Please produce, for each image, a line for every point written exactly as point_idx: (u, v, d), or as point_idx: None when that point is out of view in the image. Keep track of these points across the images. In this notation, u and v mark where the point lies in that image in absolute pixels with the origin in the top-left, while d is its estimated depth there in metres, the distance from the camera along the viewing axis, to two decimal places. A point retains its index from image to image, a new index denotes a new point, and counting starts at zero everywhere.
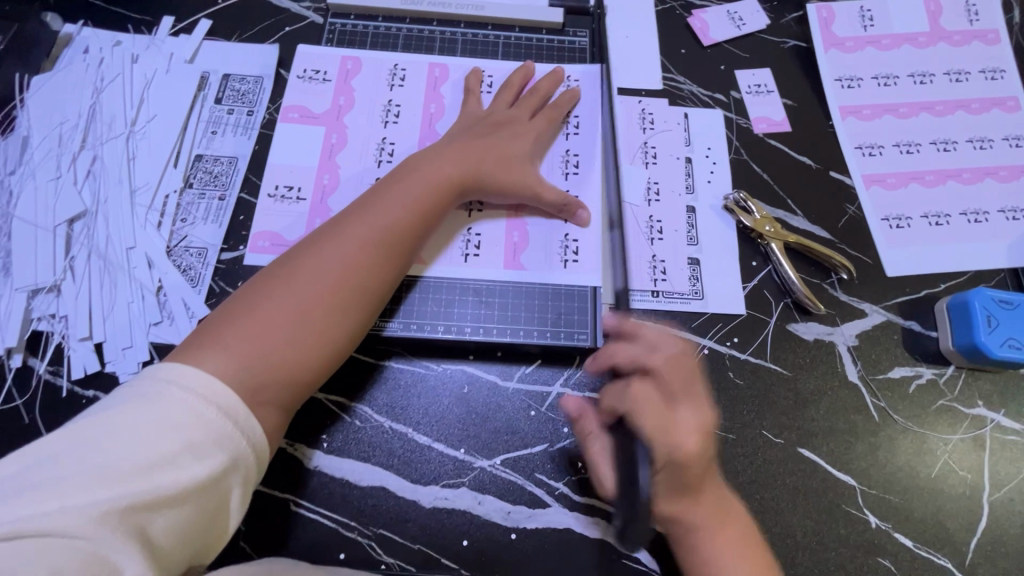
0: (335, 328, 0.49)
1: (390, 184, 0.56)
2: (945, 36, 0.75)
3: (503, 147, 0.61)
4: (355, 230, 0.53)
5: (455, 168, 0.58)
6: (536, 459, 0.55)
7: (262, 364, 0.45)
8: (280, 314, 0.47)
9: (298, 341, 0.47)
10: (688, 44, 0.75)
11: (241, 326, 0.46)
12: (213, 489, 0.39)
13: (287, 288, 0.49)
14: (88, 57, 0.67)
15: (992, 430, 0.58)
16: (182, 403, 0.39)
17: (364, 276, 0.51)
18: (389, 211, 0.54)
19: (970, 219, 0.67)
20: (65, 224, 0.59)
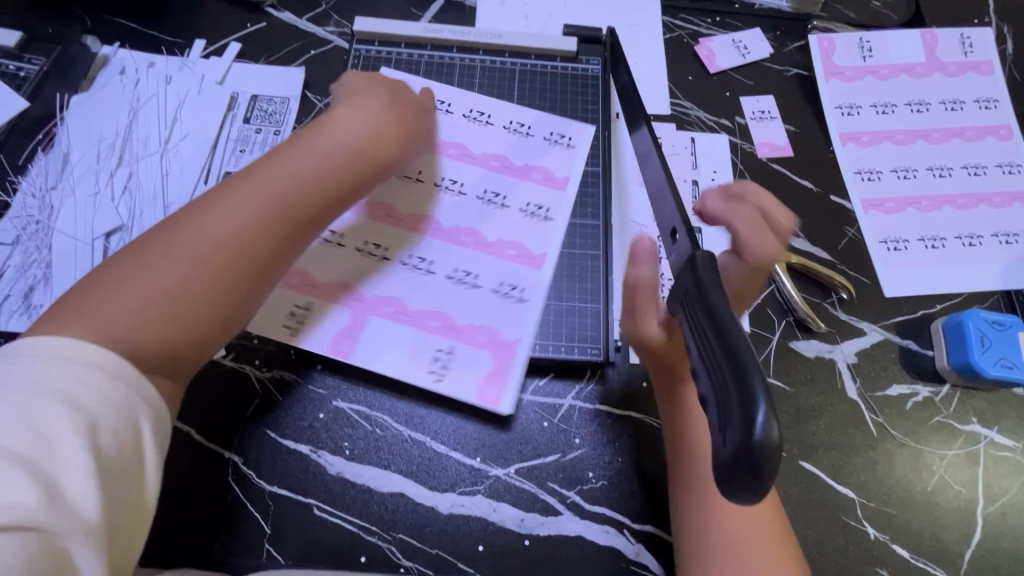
0: (225, 299, 0.46)
1: (294, 145, 0.52)
2: (941, 67, 0.79)
3: (437, 121, 0.60)
4: (251, 191, 0.49)
5: (385, 137, 0.55)
6: (549, 468, 0.58)
7: (132, 333, 0.42)
8: (157, 282, 0.44)
9: (179, 310, 0.44)
10: (695, 71, 0.79)
11: (111, 294, 0.43)
12: (125, 445, 0.39)
13: (169, 253, 0.45)
14: (124, 77, 0.71)
15: (986, 446, 0.61)
16: (63, 371, 0.39)
17: (258, 243, 0.47)
18: (288, 172, 0.50)
19: (965, 243, 0.70)
20: (102, 237, 0.62)
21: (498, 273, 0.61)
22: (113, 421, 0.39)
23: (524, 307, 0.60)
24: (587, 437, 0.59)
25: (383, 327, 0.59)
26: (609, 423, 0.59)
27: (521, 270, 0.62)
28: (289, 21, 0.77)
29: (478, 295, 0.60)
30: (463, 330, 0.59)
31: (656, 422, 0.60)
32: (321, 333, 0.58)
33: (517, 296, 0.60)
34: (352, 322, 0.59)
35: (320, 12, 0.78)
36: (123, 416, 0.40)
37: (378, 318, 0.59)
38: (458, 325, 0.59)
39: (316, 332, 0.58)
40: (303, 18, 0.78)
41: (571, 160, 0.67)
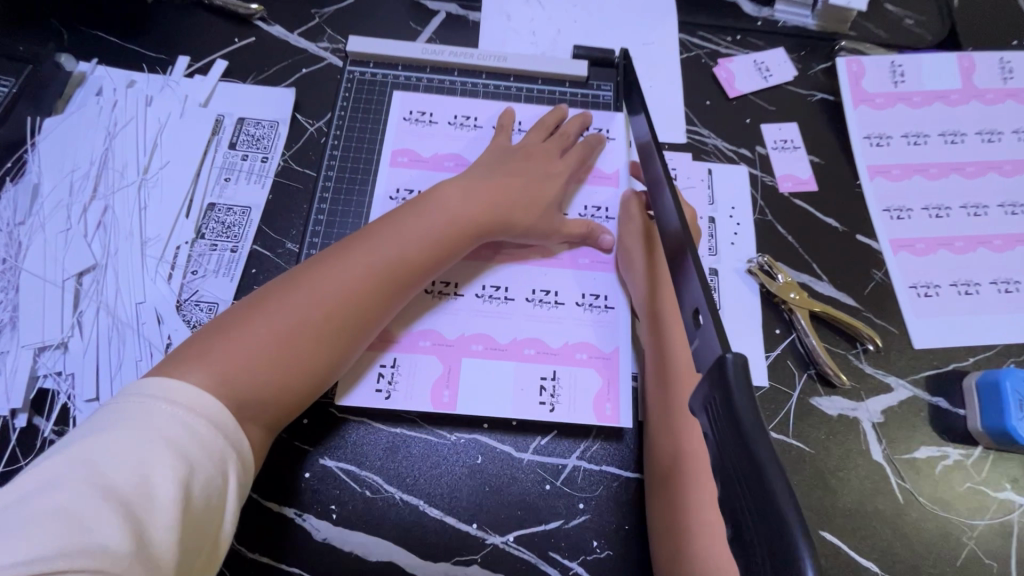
0: (319, 354, 0.51)
1: (404, 216, 0.57)
2: (978, 94, 0.73)
3: (534, 185, 0.61)
4: (360, 258, 0.54)
5: (478, 208, 0.58)
6: (551, 537, 0.54)
7: (238, 382, 0.47)
8: (268, 335, 0.50)
9: (279, 363, 0.49)
10: (714, 95, 0.73)
11: (228, 342, 0.49)
12: (212, 497, 0.43)
13: (279, 307, 0.51)
14: (101, 99, 0.66)
15: (1020, 515, 0.57)
16: (173, 416, 0.43)
17: (356, 306, 0.53)
18: (393, 244, 0.55)
19: (1000, 289, 0.65)
20: (74, 277, 0.58)
21: (577, 284, 0.62)
22: (209, 472, 0.43)
23: (609, 316, 0.60)
24: (592, 502, 0.55)
25: (475, 370, 0.58)
26: (616, 487, 0.55)
27: (601, 277, 0.62)
28: (280, 36, 0.72)
29: (563, 312, 0.60)
30: (559, 352, 0.59)
31: None
32: (417, 382, 0.57)
33: (602, 305, 0.61)
34: (446, 369, 0.58)
35: (313, 27, 0.73)
36: (216, 467, 0.43)
37: (472, 359, 0.58)
38: (553, 349, 0.59)
39: (411, 381, 0.57)
40: (295, 32, 0.73)
41: (616, 154, 0.67)
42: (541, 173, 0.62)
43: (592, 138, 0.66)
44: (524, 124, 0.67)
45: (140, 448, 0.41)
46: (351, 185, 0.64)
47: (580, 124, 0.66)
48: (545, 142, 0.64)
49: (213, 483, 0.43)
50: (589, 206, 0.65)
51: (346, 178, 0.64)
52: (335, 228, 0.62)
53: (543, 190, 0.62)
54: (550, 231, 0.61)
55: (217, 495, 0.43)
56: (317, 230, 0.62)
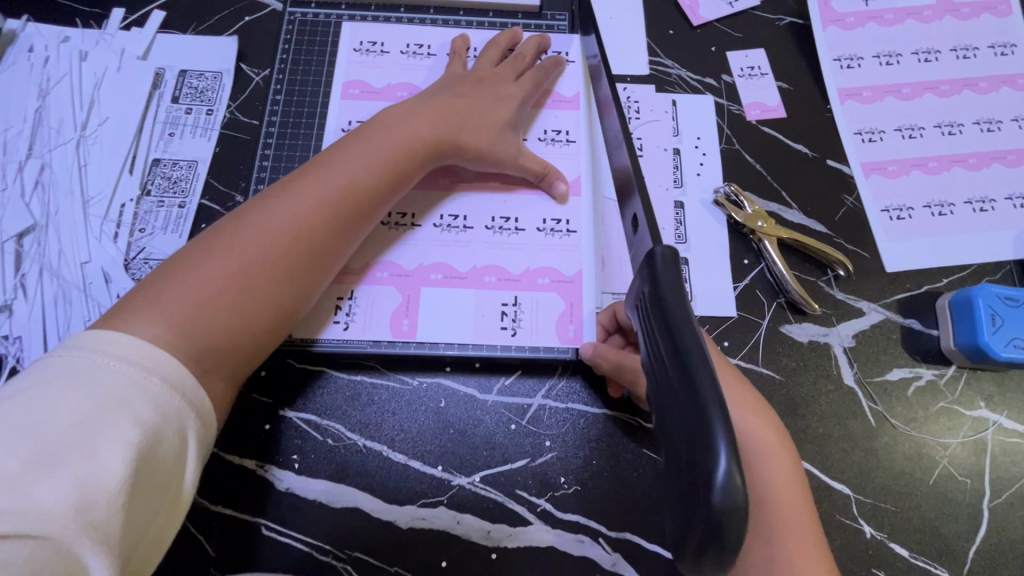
0: (283, 293, 0.47)
1: (356, 140, 0.53)
2: (952, 9, 0.70)
3: (483, 110, 0.58)
4: (312, 188, 0.50)
5: (428, 129, 0.54)
6: (518, 475, 0.53)
7: (201, 329, 0.42)
8: (221, 277, 0.45)
9: (244, 305, 0.45)
10: (677, 23, 0.70)
11: (177, 288, 0.43)
12: (170, 458, 0.37)
13: (231, 246, 0.46)
14: (33, 56, 0.63)
15: (994, 433, 0.56)
16: (118, 374, 0.37)
17: (321, 238, 0.49)
18: (351, 169, 0.51)
19: (975, 208, 0.63)
20: (14, 239, 0.56)
21: (539, 210, 0.59)
22: (164, 432, 0.37)
23: (573, 240, 0.58)
24: (559, 440, 0.54)
25: (436, 297, 0.56)
26: (584, 423, 0.54)
27: (563, 202, 0.59)
28: None
29: (524, 239, 0.58)
30: (521, 279, 0.57)
31: (633, 420, 0.55)
32: (375, 311, 0.56)
33: (563, 231, 0.58)
34: (405, 299, 0.56)
35: None
36: (172, 427, 0.38)
37: (433, 287, 0.56)
38: (514, 276, 0.57)
39: (369, 312, 0.56)
40: None
41: (576, 78, 0.64)
42: (491, 97, 0.58)
43: (547, 61, 0.62)
44: (478, 51, 0.64)
45: (77, 405, 0.35)
46: (296, 129, 0.61)
47: (535, 46, 0.63)
48: (498, 66, 0.61)
49: (169, 445, 0.37)
50: (548, 130, 0.62)
51: (291, 122, 0.61)
52: (281, 175, 0.59)
53: (495, 114, 0.58)
54: (511, 159, 0.58)
55: (175, 458, 0.38)
56: (263, 178, 0.59)
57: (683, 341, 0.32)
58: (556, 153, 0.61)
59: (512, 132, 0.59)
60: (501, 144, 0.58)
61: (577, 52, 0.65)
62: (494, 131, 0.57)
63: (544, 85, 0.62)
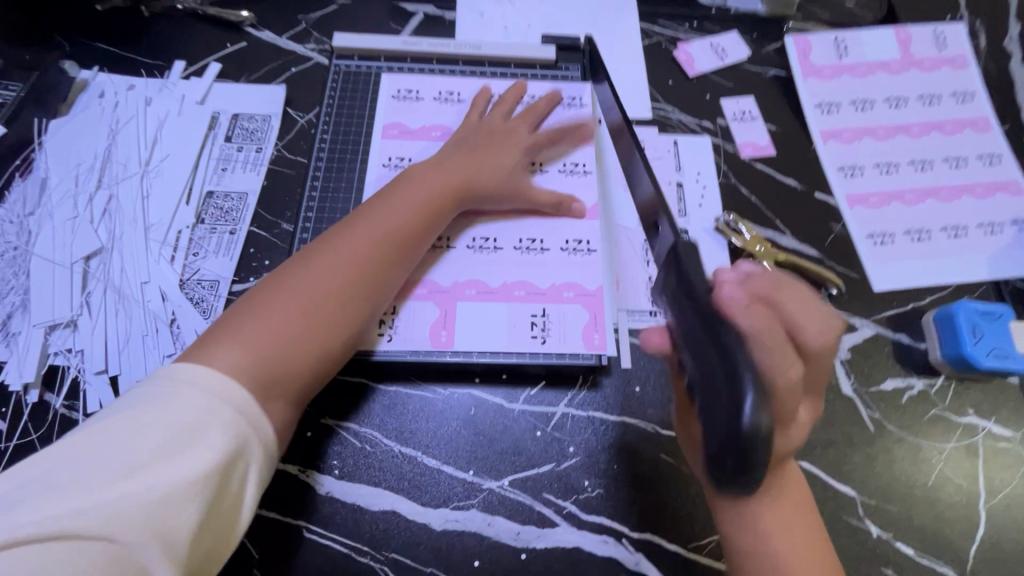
0: (342, 326, 0.52)
1: (397, 188, 0.60)
2: (917, 63, 0.80)
3: (496, 155, 0.65)
4: (364, 232, 0.56)
5: (454, 176, 0.62)
6: (544, 479, 0.56)
7: (275, 356, 0.48)
8: (289, 313, 0.50)
9: (308, 339, 0.50)
10: (675, 75, 0.79)
11: (252, 324, 0.48)
12: (237, 490, 0.42)
13: (296, 285, 0.51)
14: (104, 101, 0.70)
15: (984, 437, 0.60)
16: (197, 402, 0.41)
17: (373, 274, 0.55)
18: (397, 215, 0.57)
19: (950, 234, 0.70)
20: (82, 260, 0.62)
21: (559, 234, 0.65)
22: (237, 463, 0.42)
23: (591, 263, 0.64)
24: (581, 445, 0.58)
25: (473, 309, 0.61)
26: (605, 430, 0.58)
27: (580, 223, 0.66)
28: (269, 40, 0.77)
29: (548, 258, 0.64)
30: (547, 293, 0.62)
31: (649, 427, 0.59)
32: (411, 319, 0.60)
33: (582, 253, 0.64)
34: (443, 312, 0.61)
35: (300, 31, 0.78)
36: (239, 456, 0.42)
37: (470, 300, 0.62)
38: (541, 290, 0.62)
39: (410, 324, 0.60)
40: (283, 36, 0.78)
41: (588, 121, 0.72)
42: (503, 144, 0.66)
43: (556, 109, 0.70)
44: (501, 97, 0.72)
45: (163, 430, 0.40)
46: (340, 165, 0.68)
47: (547, 100, 0.71)
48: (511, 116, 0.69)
49: (236, 469, 0.41)
50: (566, 162, 0.69)
51: (335, 159, 0.68)
52: (326, 205, 0.66)
53: (516, 156, 0.66)
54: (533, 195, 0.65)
55: (240, 481, 0.42)
56: (310, 208, 0.66)
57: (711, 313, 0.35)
58: (573, 182, 0.68)
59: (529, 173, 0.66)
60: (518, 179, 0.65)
61: (586, 99, 0.73)
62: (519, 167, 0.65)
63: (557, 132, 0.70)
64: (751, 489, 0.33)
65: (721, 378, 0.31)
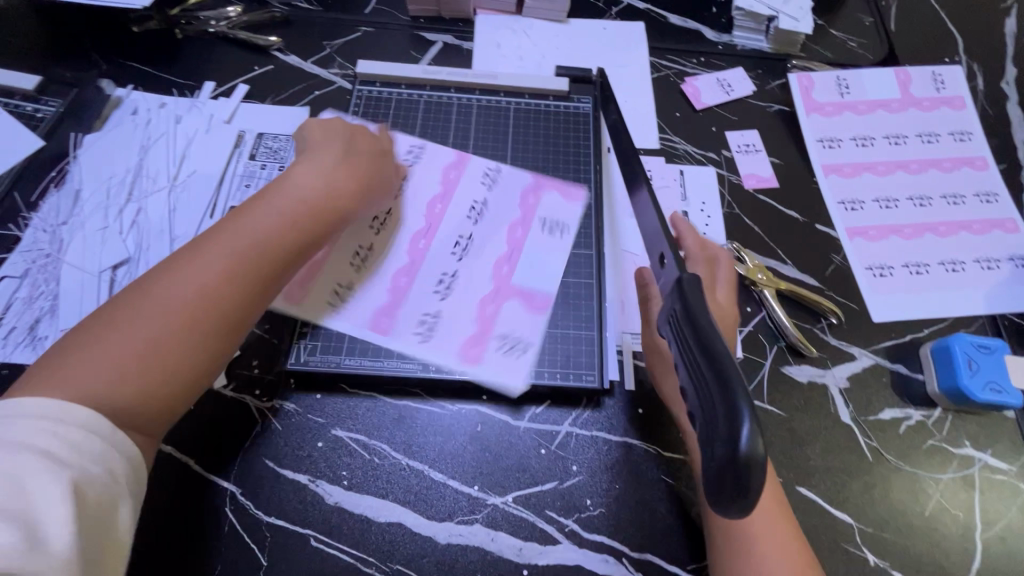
0: (197, 355, 0.47)
1: (258, 202, 0.55)
2: (916, 102, 0.83)
3: (376, 176, 0.63)
4: (214, 251, 0.50)
5: (325, 190, 0.58)
6: (548, 496, 0.58)
7: (107, 388, 0.43)
8: (128, 346, 0.45)
9: (152, 371, 0.45)
10: (683, 107, 0.82)
11: (79, 360, 0.44)
12: (100, 490, 0.40)
13: (136, 313, 0.46)
14: (136, 118, 0.74)
15: (981, 469, 0.61)
16: (39, 428, 0.40)
17: (232, 296, 0.49)
18: (259, 230, 0.53)
19: (948, 268, 0.72)
20: (109, 269, 0.64)
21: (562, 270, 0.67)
22: (87, 468, 0.40)
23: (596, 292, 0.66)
24: (584, 464, 0.59)
25: (508, 321, 0.63)
26: (608, 450, 0.60)
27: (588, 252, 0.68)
28: (295, 64, 0.81)
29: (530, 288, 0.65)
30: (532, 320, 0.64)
31: (651, 448, 0.60)
32: (451, 341, 0.61)
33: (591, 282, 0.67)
34: (485, 331, 0.62)
35: (325, 56, 0.82)
36: (99, 466, 0.41)
37: (508, 311, 0.63)
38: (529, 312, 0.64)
39: (460, 344, 0.61)
40: (308, 61, 0.82)
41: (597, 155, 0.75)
42: (369, 160, 0.64)
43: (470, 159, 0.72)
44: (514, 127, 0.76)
45: (5, 461, 0.37)
46: None
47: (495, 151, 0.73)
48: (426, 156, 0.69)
49: (99, 480, 0.40)
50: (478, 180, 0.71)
51: None
52: None
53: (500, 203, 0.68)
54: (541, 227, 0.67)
55: (106, 491, 0.41)
56: None
57: (711, 348, 0.36)
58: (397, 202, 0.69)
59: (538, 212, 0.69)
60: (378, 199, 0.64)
61: (594, 135, 0.76)
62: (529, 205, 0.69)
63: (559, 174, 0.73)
64: (745, 518, 0.34)
65: (722, 409, 0.33)
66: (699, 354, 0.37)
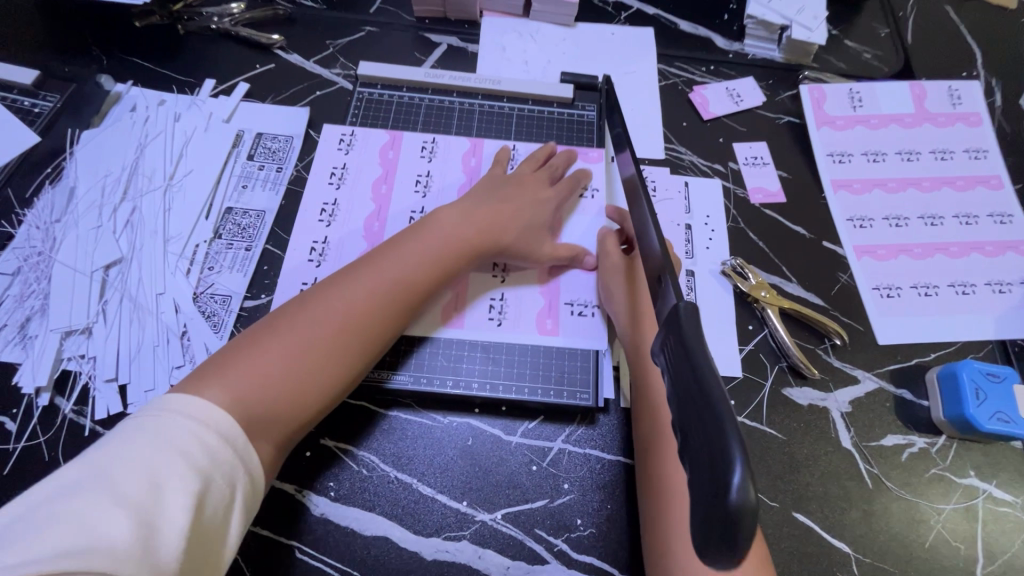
0: (334, 371, 0.54)
1: (408, 240, 0.61)
2: (931, 117, 0.80)
3: (526, 211, 0.66)
4: (365, 280, 0.58)
5: (471, 231, 0.63)
6: (537, 514, 0.56)
7: (264, 390, 0.50)
8: (287, 353, 0.52)
9: (299, 380, 0.52)
10: (690, 117, 0.80)
11: (247, 361, 0.51)
12: (217, 503, 0.43)
13: (295, 327, 0.54)
14: (135, 115, 0.73)
15: (985, 500, 0.60)
16: (187, 430, 0.44)
17: (369, 324, 0.56)
18: (403, 267, 0.59)
19: (957, 291, 0.70)
20: (101, 269, 0.63)
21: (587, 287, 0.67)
22: (213, 481, 0.43)
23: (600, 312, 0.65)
24: (576, 483, 0.58)
25: (570, 288, 0.67)
26: (600, 468, 0.59)
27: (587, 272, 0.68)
28: (297, 63, 0.80)
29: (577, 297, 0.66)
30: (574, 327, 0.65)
31: None
32: (524, 318, 0.65)
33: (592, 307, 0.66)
34: (548, 301, 0.66)
35: (328, 55, 0.81)
36: (223, 479, 0.44)
37: (568, 281, 0.67)
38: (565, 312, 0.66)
39: (519, 312, 0.65)
40: (310, 60, 0.81)
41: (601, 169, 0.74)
42: (530, 198, 0.67)
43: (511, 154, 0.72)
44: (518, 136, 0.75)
45: (155, 458, 0.41)
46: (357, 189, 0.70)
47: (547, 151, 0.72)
48: (536, 172, 0.70)
49: (220, 496, 0.43)
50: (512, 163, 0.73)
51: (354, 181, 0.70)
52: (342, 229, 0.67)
53: (533, 213, 0.67)
54: (535, 249, 0.66)
55: (223, 510, 0.43)
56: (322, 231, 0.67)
57: (707, 389, 0.34)
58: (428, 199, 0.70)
59: (547, 228, 0.67)
60: (537, 242, 0.66)
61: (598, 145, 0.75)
62: (543, 212, 0.67)
63: (577, 189, 0.71)
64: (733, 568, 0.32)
65: (717, 453, 0.31)
66: (698, 396, 0.34)
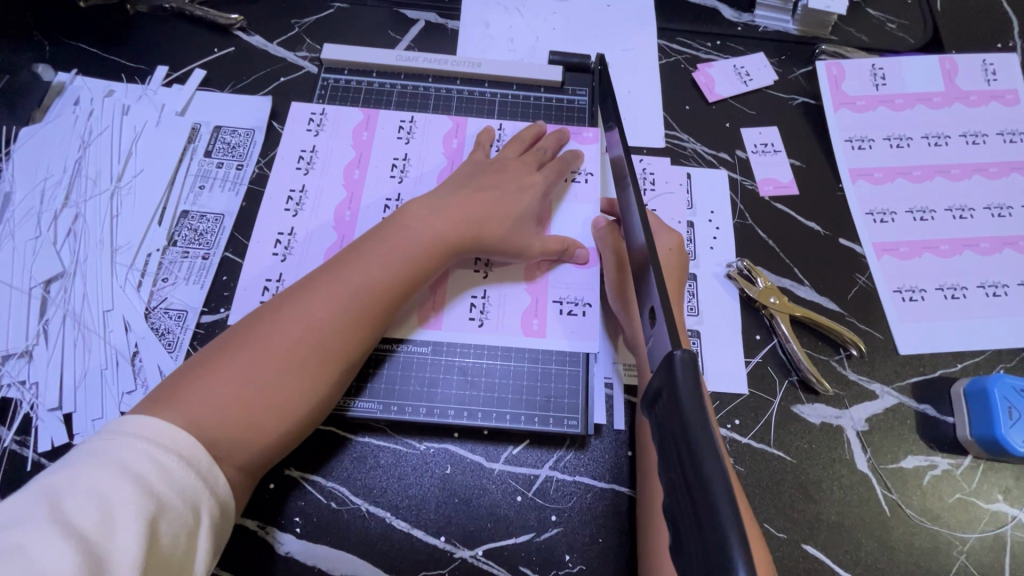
0: (297, 391, 0.47)
1: (377, 238, 0.55)
2: (961, 96, 0.72)
3: (508, 202, 0.59)
4: (329, 286, 0.51)
5: (447, 225, 0.56)
6: (522, 551, 0.52)
7: (216, 416, 0.44)
8: (240, 373, 0.46)
9: (257, 402, 0.46)
10: (693, 100, 0.73)
11: (196, 386, 0.45)
12: (178, 533, 0.38)
13: (252, 343, 0.47)
14: (79, 109, 0.66)
15: (1014, 528, 0.54)
16: (142, 453, 0.38)
17: (335, 334, 0.50)
18: (371, 268, 0.53)
19: (988, 293, 0.63)
20: (42, 285, 0.58)
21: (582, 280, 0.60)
22: (173, 506, 0.38)
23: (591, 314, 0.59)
24: (565, 515, 0.53)
25: (559, 285, 0.60)
26: (591, 499, 0.54)
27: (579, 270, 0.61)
28: (258, 46, 0.72)
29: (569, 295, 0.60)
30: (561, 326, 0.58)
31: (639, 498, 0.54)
32: (508, 318, 0.59)
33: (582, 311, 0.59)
34: (534, 300, 0.60)
35: (292, 36, 0.73)
36: (186, 506, 0.39)
37: (559, 275, 0.61)
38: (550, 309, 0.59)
39: (502, 312, 0.59)
40: (273, 42, 0.73)
41: (594, 155, 0.66)
42: (514, 185, 0.60)
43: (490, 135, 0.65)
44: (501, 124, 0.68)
45: (106, 484, 0.36)
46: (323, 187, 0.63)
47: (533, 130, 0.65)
48: (521, 155, 0.63)
49: (182, 524, 0.38)
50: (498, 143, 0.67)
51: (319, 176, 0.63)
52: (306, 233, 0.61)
53: (515, 202, 0.60)
54: (523, 246, 0.59)
55: (186, 540, 0.38)
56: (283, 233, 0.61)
57: (687, 427, 0.32)
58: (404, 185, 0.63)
59: (534, 225, 0.61)
60: (524, 234, 0.59)
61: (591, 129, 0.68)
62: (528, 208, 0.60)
63: (566, 173, 0.64)
64: None
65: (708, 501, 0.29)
66: (680, 440, 0.32)
